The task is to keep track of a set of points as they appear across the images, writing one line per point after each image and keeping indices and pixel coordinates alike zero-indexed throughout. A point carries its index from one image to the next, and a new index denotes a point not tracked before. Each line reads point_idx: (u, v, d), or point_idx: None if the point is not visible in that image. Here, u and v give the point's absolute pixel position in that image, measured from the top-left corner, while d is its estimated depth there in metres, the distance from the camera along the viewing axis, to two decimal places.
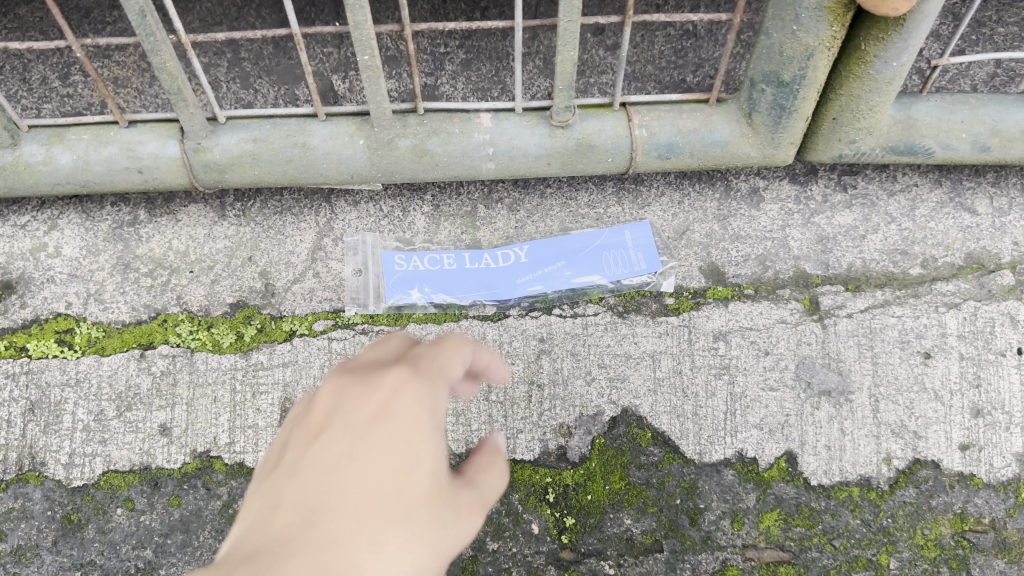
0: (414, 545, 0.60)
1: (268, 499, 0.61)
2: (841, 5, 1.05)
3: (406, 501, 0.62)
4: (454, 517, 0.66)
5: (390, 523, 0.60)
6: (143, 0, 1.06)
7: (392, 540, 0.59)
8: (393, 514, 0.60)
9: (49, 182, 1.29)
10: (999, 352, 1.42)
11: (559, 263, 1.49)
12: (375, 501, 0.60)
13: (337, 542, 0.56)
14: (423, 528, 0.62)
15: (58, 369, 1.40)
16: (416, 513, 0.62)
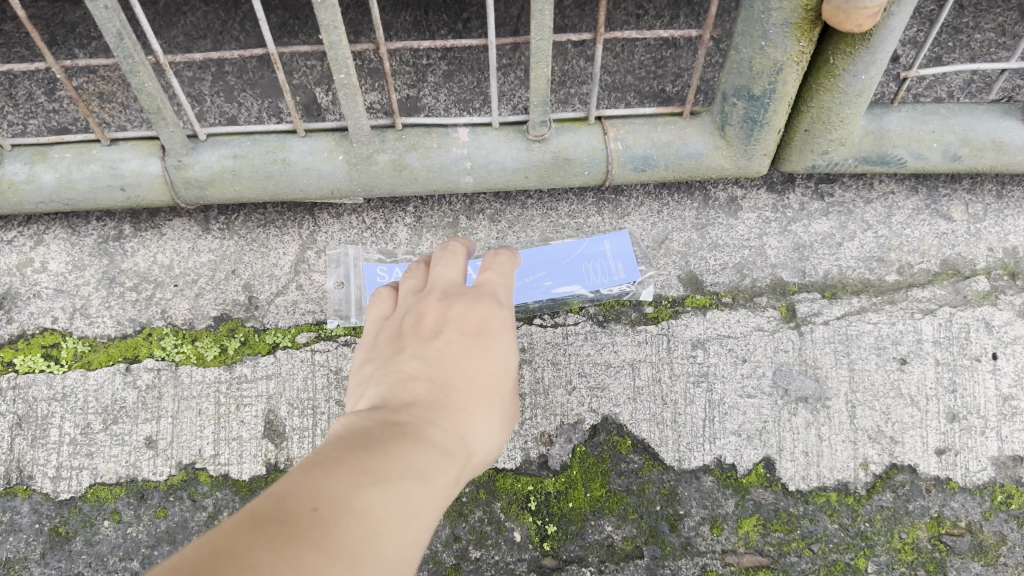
0: (503, 426, 0.84)
1: (400, 373, 0.81)
2: (807, 21, 1.07)
3: (500, 395, 0.85)
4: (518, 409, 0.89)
5: (488, 410, 0.82)
6: (119, 22, 1.07)
7: (492, 418, 0.82)
8: (491, 402, 0.83)
9: (33, 200, 1.31)
10: (974, 357, 1.44)
11: (541, 273, 1.50)
12: (481, 392, 0.83)
13: (464, 415, 0.80)
14: (508, 416, 0.86)
15: (45, 383, 1.41)
16: (505, 404, 0.85)
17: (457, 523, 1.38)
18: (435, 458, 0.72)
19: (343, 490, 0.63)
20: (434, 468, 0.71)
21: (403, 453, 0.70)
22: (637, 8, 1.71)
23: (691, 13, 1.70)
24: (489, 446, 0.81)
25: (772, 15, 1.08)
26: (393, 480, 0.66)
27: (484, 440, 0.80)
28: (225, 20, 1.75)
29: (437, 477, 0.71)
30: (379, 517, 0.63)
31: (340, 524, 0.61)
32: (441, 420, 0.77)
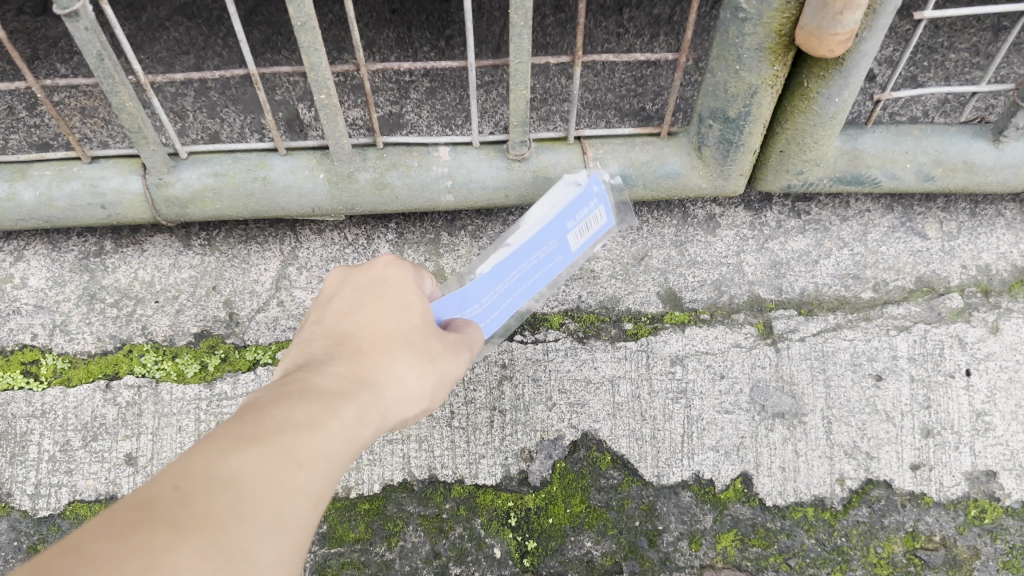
0: (419, 361, 0.91)
1: (303, 343, 0.90)
2: (780, 45, 1.10)
3: (401, 335, 0.91)
4: (443, 350, 0.95)
5: (389, 351, 0.89)
6: (100, 43, 1.08)
7: (399, 356, 0.89)
8: (396, 340, 0.91)
9: (12, 217, 1.32)
10: (949, 373, 1.46)
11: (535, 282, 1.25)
12: (382, 335, 0.90)
13: (364, 359, 0.87)
14: (419, 349, 0.92)
15: (25, 400, 1.41)
16: (413, 341, 0.92)
17: (437, 539, 1.38)
18: (329, 394, 0.79)
19: (207, 456, 0.67)
20: (326, 402, 0.78)
21: (290, 398, 0.76)
22: (617, 27, 1.73)
23: (671, 33, 1.72)
24: (403, 382, 0.88)
25: (747, 39, 1.10)
26: (279, 415, 0.73)
27: (392, 378, 0.87)
28: (207, 36, 1.76)
29: (332, 411, 0.78)
30: (251, 471, 0.67)
31: (212, 485, 0.65)
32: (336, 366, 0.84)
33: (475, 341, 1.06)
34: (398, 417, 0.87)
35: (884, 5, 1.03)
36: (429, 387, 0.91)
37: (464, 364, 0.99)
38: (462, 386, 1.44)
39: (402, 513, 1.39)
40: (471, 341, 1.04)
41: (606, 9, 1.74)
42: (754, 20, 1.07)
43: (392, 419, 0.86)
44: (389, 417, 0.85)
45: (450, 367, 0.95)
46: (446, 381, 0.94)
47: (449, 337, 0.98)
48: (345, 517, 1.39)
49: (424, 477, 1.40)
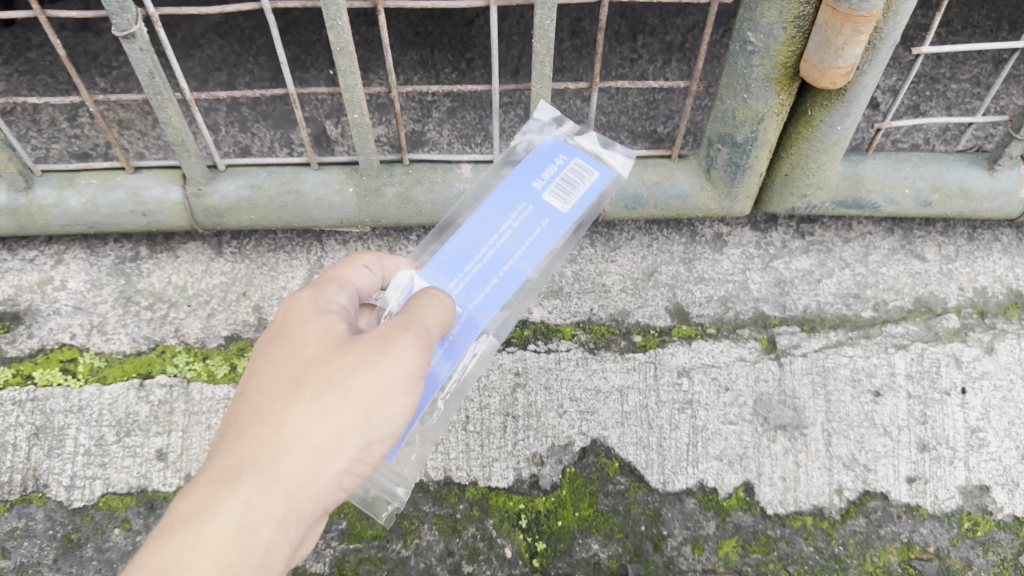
0: (320, 402, 0.87)
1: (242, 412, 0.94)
2: (785, 76, 1.17)
3: (293, 382, 0.88)
4: (356, 361, 0.89)
5: (280, 407, 0.87)
6: (152, 63, 1.16)
7: (293, 409, 0.86)
8: (288, 392, 0.88)
9: (59, 223, 1.41)
10: (944, 391, 1.52)
11: (522, 232, 1.17)
12: (272, 392, 0.88)
13: (250, 432, 0.86)
14: (315, 385, 0.88)
15: (62, 396, 1.48)
16: (307, 380, 0.88)
17: (451, 538, 1.42)
18: (205, 501, 0.82)
19: None
20: (198, 516, 0.81)
21: (168, 524, 0.81)
22: (631, 52, 1.82)
23: (683, 59, 1.80)
24: (304, 435, 0.85)
25: (754, 70, 1.18)
26: (148, 557, 0.79)
27: (286, 438, 0.85)
28: (239, 54, 1.84)
29: (207, 522, 0.81)
30: None
31: None
32: (224, 454, 0.85)
33: (422, 316, 0.95)
34: (319, 474, 0.86)
35: (883, 41, 1.10)
36: (348, 422, 0.87)
37: (401, 355, 0.90)
38: (477, 392, 1.51)
39: (418, 512, 1.44)
40: (412, 316, 0.94)
41: (620, 37, 1.83)
42: (761, 53, 1.15)
43: (314, 478, 0.86)
44: (304, 482, 0.85)
45: (370, 377, 0.88)
46: (376, 396, 0.88)
47: (367, 339, 0.90)
48: (363, 514, 1.43)
49: (439, 478, 1.46)
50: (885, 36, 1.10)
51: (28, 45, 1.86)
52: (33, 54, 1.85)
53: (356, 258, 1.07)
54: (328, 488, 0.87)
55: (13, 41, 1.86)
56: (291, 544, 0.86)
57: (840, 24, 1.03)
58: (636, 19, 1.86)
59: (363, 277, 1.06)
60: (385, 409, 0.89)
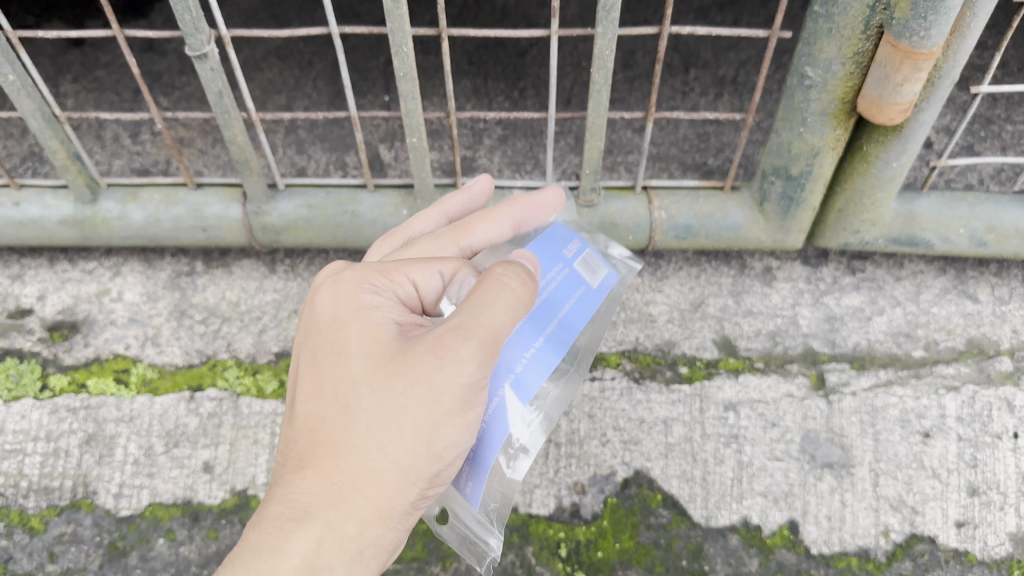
0: (376, 433, 0.88)
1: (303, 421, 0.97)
2: (843, 111, 1.18)
3: (347, 408, 0.89)
4: (408, 383, 0.86)
5: (337, 436, 0.89)
6: (221, 82, 1.21)
7: (353, 443, 0.88)
8: (345, 421, 0.89)
9: (121, 235, 1.47)
10: (996, 435, 1.48)
11: (561, 291, 1.04)
12: (329, 417, 0.90)
13: (314, 466, 0.90)
14: (368, 413, 0.88)
15: (115, 405, 1.51)
16: (360, 406, 0.88)
17: (490, 564, 1.41)
18: (275, 539, 0.88)
19: None
20: (271, 556, 0.88)
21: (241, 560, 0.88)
22: (683, 85, 1.83)
23: (735, 93, 1.81)
24: (368, 470, 0.88)
25: (812, 104, 1.18)
26: None
27: (348, 472, 0.88)
28: (298, 78, 1.88)
29: (277, 561, 0.87)
30: None
31: None
32: (292, 488, 0.90)
33: (486, 315, 0.86)
34: (391, 503, 0.90)
35: (942, 79, 1.10)
36: (409, 452, 0.88)
37: (459, 373, 0.86)
38: None
39: None
40: (471, 319, 0.85)
41: (672, 70, 1.85)
42: (819, 88, 1.15)
43: (386, 507, 0.90)
44: (374, 512, 0.90)
45: (427, 403, 0.86)
46: (437, 423, 0.87)
47: (421, 357, 0.86)
48: (403, 535, 1.43)
49: None
50: (944, 74, 1.10)
51: (96, 64, 1.93)
52: (100, 73, 1.91)
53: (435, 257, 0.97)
54: (403, 511, 0.92)
55: (82, 60, 1.93)
56: (372, 568, 0.93)
57: (900, 61, 1.03)
58: (688, 54, 1.88)
59: (429, 277, 0.96)
60: (448, 433, 0.89)
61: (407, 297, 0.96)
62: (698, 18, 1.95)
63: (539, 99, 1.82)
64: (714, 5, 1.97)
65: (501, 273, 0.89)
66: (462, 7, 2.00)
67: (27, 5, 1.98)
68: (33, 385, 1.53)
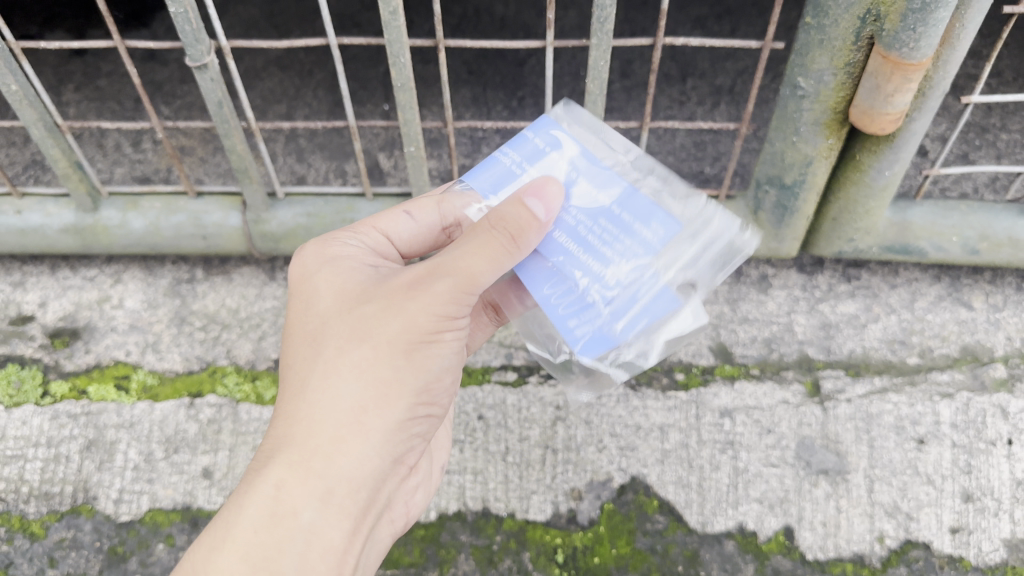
0: (345, 360, 0.92)
1: None
2: (835, 121, 1.19)
3: (316, 342, 0.95)
4: (378, 311, 0.93)
5: (306, 370, 0.94)
6: (221, 93, 1.23)
7: (319, 374, 0.93)
8: (314, 354, 0.94)
9: (122, 243, 1.48)
10: (991, 441, 1.48)
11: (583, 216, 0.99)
12: (302, 354, 0.96)
13: (287, 406, 0.94)
14: (336, 341, 0.94)
15: (115, 411, 1.52)
16: (328, 337, 0.94)
17: (487, 570, 1.41)
18: (249, 481, 0.91)
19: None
20: (243, 498, 0.90)
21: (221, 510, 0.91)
22: (680, 95, 1.85)
23: (731, 102, 1.82)
24: (339, 397, 0.92)
25: (804, 115, 1.20)
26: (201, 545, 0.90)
27: (318, 403, 0.92)
28: (299, 87, 1.90)
29: (248, 500, 0.90)
30: None
31: None
32: (270, 432, 0.94)
33: (469, 259, 0.91)
34: (368, 430, 0.92)
35: (933, 89, 1.12)
36: (384, 373, 0.93)
37: (426, 296, 0.92)
38: (519, 423, 1.52)
39: (454, 542, 1.44)
40: (455, 257, 0.92)
41: (669, 79, 1.87)
42: (812, 98, 1.17)
43: (364, 435, 0.92)
44: (350, 440, 0.92)
45: (396, 324, 0.92)
46: (405, 342, 0.93)
47: (392, 289, 0.94)
48: (401, 541, 1.44)
49: (477, 508, 1.46)
50: (935, 84, 1.11)
51: (98, 73, 1.94)
52: (102, 82, 1.93)
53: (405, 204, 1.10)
54: (383, 441, 0.94)
55: (84, 69, 1.95)
56: (345, 508, 0.92)
57: (890, 72, 1.05)
58: (685, 63, 1.89)
59: (397, 222, 1.09)
60: (421, 351, 0.94)
61: (374, 241, 1.08)
62: (695, 28, 1.97)
63: (537, 108, 1.84)
64: (711, 16, 1.98)
65: (491, 225, 0.91)
66: (461, 17, 2.02)
67: (30, 15, 2.00)
68: (35, 392, 1.54)
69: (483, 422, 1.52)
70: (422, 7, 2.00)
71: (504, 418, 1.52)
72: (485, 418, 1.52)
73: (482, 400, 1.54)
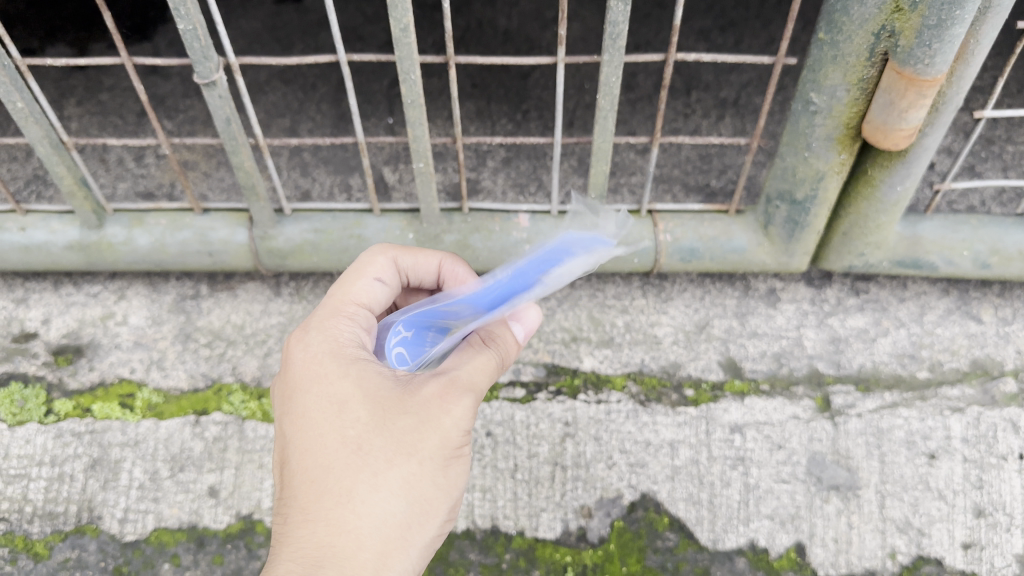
0: (395, 474, 0.90)
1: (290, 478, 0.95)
2: (847, 137, 1.18)
3: (357, 451, 0.90)
4: (421, 423, 0.92)
5: (349, 482, 0.89)
6: (229, 109, 1.22)
7: (368, 488, 0.89)
8: (357, 465, 0.90)
9: (127, 260, 1.47)
10: (1002, 456, 1.48)
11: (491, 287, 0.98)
12: (337, 463, 0.90)
13: (328, 516, 0.89)
14: (382, 451, 0.90)
15: (119, 429, 1.51)
16: (373, 447, 0.90)
17: None
18: None
19: None
20: None
21: None
22: (685, 107, 1.84)
23: (736, 114, 1.82)
24: (389, 515, 0.90)
25: (817, 130, 1.19)
26: None
27: (367, 515, 0.89)
28: (302, 101, 1.89)
29: None
30: None
31: None
32: (308, 544, 0.88)
33: (478, 368, 0.97)
34: (409, 544, 0.91)
35: (946, 105, 1.11)
36: (428, 489, 0.92)
37: (459, 411, 0.93)
38: (526, 440, 1.51)
39: (464, 561, 1.42)
40: (468, 367, 0.96)
41: (673, 92, 1.86)
42: (824, 113, 1.16)
43: (407, 549, 0.91)
44: (395, 554, 0.90)
45: (439, 436, 0.92)
46: (448, 453, 0.93)
47: (429, 394, 0.93)
48: None
49: (486, 527, 1.44)
50: (948, 100, 1.10)
51: (100, 88, 1.93)
52: (104, 96, 1.92)
53: (366, 270, 1.06)
54: (418, 553, 0.93)
55: (86, 84, 1.94)
56: None
57: (905, 88, 1.04)
58: (690, 76, 1.89)
59: (371, 289, 1.05)
60: (456, 465, 0.94)
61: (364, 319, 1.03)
62: (699, 41, 1.96)
63: (542, 121, 1.83)
64: (714, 28, 1.98)
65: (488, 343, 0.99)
66: (464, 30, 2.01)
67: (31, 29, 1.99)
68: (38, 410, 1.53)
69: (491, 439, 1.50)
70: (425, 21, 1.99)
71: (513, 434, 1.51)
72: (493, 434, 1.51)
73: (490, 417, 1.52)
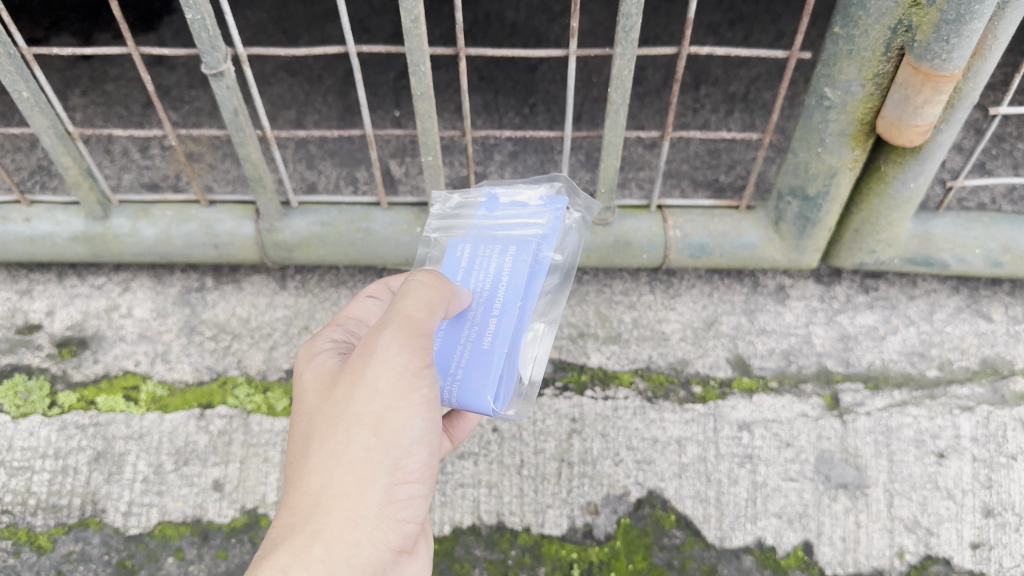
0: (328, 444, 0.89)
1: None
2: (861, 132, 1.17)
3: (302, 436, 0.92)
4: (348, 388, 0.90)
5: (295, 464, 0.90)
6: (237, 100, 1.20)
7: (309, 463, 0.89)
8: (302, 447, 0.90)
9: (132, 252, 1.46)
10: (1012, 455, 1.46)
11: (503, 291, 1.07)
12: (290, 452, 0.92)
13: (281, 501, 0.89)
14: (319, 425, 0.90)
15: (124, 422, 1.50)
16: (313, 426, 0.91)
17: None
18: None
19: None
20: None
21: None
22: (694, 102, 1.82)
23: (746, 110, 1.80)
24: (326, 484, 0.87)
25: (830, 125, 1.18)
26: None
27: (308, 491, 0.87)
28: (308, 93, 1.88)
29: None
30: None
31: None
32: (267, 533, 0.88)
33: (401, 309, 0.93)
34: (357, 514, 0.87)
35: (962, 101, 1.10)
36: (364, 453, 0.88)
37: (379, 359, 0.90)
38: (533, 436, 1.50)
39: (469, 557, 1.41)
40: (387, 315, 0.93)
41: (682, 87, 1.84)
42: (838, 109, 1.15)
43: (354, 519, 0.87)
44: (339, 526, 0.86)
45: (363, 394, 0.89)
46: (378, 410, 0.89)
47: (354, 359, 0.92)
48: None
49: (492, 523, 1.44)
50: (964, 96, 1.09)
51: (105, 78, 1.92)
52: (109, 87, 1.91)
53: (362, 293, 1.12)
54: (373, 524, 0.88)
55: (91, 74, 1.93)
56: None
57: (921, 84, 1.03)
58: (699, 70, 1.87)
59: (364, 306, 1.10)
60: (393, 422, 0.89)
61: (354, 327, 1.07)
62: (708, 35, 1.95)
63: (550, 115, 1.82)
64: (724, 23, 1.97)
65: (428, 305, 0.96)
66: (471, 23, 2.00)
67: (35, 19, 1.98)
68: (42, 402, 1.52)
69: (497, 435, 1.50)
70: (432, 14, 1.98)
71: (519, 430, 1.51)
72: (499, 430, 1.50)
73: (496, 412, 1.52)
